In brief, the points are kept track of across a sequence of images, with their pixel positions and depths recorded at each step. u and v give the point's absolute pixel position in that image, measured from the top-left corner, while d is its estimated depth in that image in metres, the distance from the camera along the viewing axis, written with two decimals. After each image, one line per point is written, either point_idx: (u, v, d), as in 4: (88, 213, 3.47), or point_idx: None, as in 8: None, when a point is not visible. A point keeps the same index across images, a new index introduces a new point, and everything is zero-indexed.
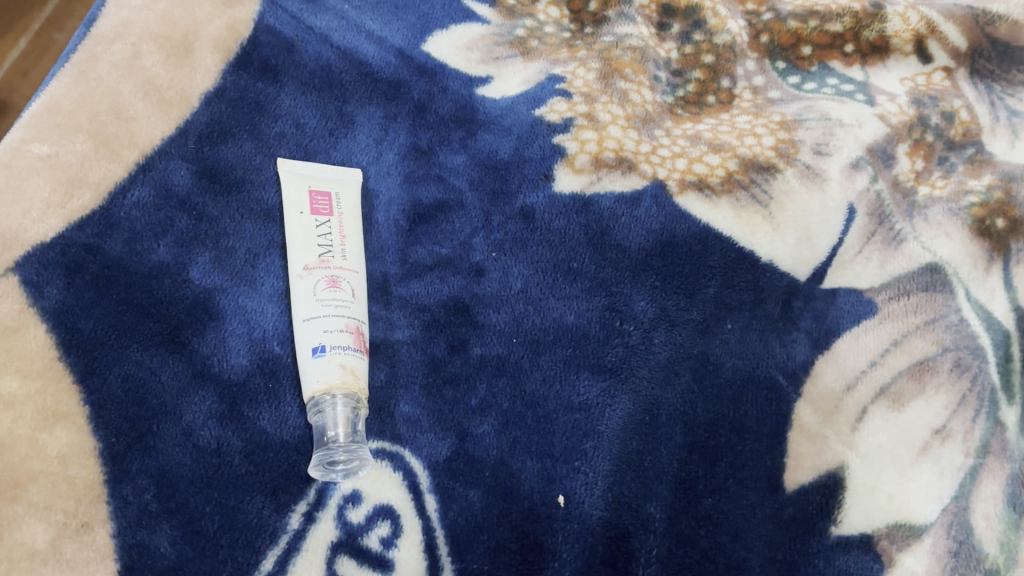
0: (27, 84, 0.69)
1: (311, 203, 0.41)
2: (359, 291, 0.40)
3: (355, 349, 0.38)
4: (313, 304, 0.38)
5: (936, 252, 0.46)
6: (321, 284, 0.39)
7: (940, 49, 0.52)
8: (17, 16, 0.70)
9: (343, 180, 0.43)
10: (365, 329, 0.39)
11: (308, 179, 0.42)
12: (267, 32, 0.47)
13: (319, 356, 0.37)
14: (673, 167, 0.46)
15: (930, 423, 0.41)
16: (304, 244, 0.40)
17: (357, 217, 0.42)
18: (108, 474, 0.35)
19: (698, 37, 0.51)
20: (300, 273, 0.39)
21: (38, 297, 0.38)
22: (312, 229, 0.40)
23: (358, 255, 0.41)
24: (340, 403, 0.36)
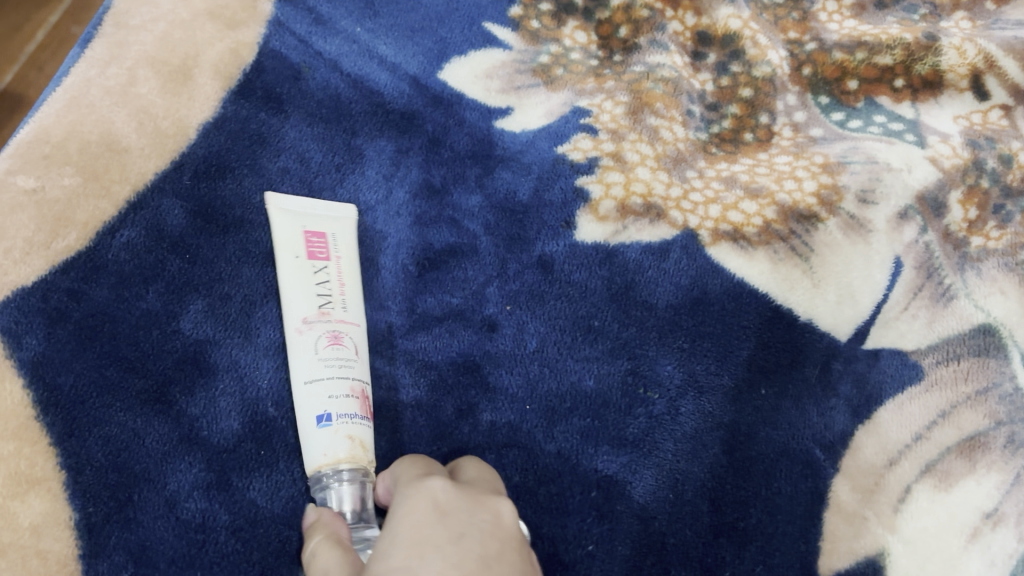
0: (43, 79, 0.60)
1: (306, 246, 0.37)
2: (361, 348, 0.36)
3: (361, 417, 0.34)
4: (315, 366, 0.34)
5: (990, 311, 0.42)
6: (323, 341, 0.35)
7: (998, 85, 0.48)
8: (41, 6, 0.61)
9: (339, 220, 0.39)
10: (368, 392, 0.36)
11: (303, 219, 0.38)
12: (271, 57, 0.44)
13: (325, 426, 0.33)
14: (705, 214, 0.43)
15: (980, 506, 0.38)
16: (302, 295, 0.36)
17: (351, 261, 0.39)
18: (83, 549, 0.32)
19: (735, 69, 0.47)
20: (298, 329, 0.35)
21: (16, 347, 0.35)
22: (309, 278, 0.37)
23: (355, 306, 0.37)
24: (346, 482, 0.33)
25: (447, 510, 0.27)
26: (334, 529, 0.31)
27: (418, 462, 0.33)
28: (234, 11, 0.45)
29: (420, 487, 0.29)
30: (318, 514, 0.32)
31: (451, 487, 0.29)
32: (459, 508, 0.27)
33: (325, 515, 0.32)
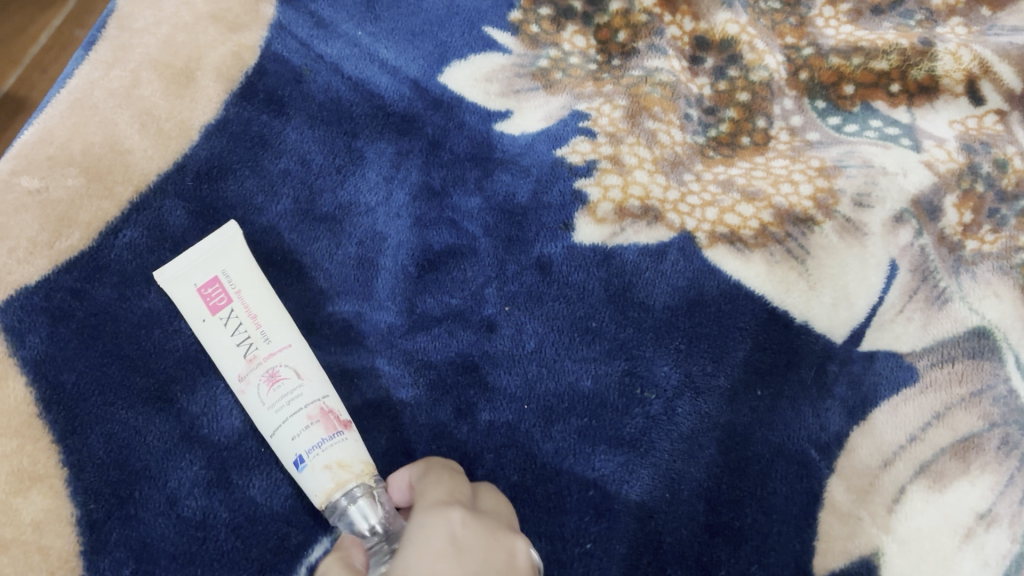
0: (46, 80, 0.60)
1: (204, 304, 0.35)
2: (303, 365, 0.34)
3: (330, 437, 0.33)
4: (269, 417, 0.33)
5: (985, 314, 0.42)
6: (263, 388, 0.34)
7: (993, 90, 0.48)
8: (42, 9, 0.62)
9: (227, 253, 0.35)
10: (331, 403, 0.34)
11: (189, 274, 0.35)
12: (273, 60, 0.44)
13: (304, 468, 0.33)
14: (702, 217, 0.43)
15: (974, 507, 0.38)
16: (227, 353, 0.35)
17: (258, 283, 0.36)
18: (84, 545, 0.33)
19: (732, 73, 0.48)
20: (240, 387, 0.34)
21: (20, 346, 0.36)
22: (223, 334, 0.34)
23: (279, 326, 0.35)
24: (359, 497, 0.32)
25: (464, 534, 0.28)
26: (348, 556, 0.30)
27: (444, 465, 0.34)
28: (237, 14, 0.45)
29: (438, 510, 0.29)
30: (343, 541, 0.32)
31: (469, 516, 0.29)
32: (477, 543, 0.27)
33: (349, 541, 0.31)
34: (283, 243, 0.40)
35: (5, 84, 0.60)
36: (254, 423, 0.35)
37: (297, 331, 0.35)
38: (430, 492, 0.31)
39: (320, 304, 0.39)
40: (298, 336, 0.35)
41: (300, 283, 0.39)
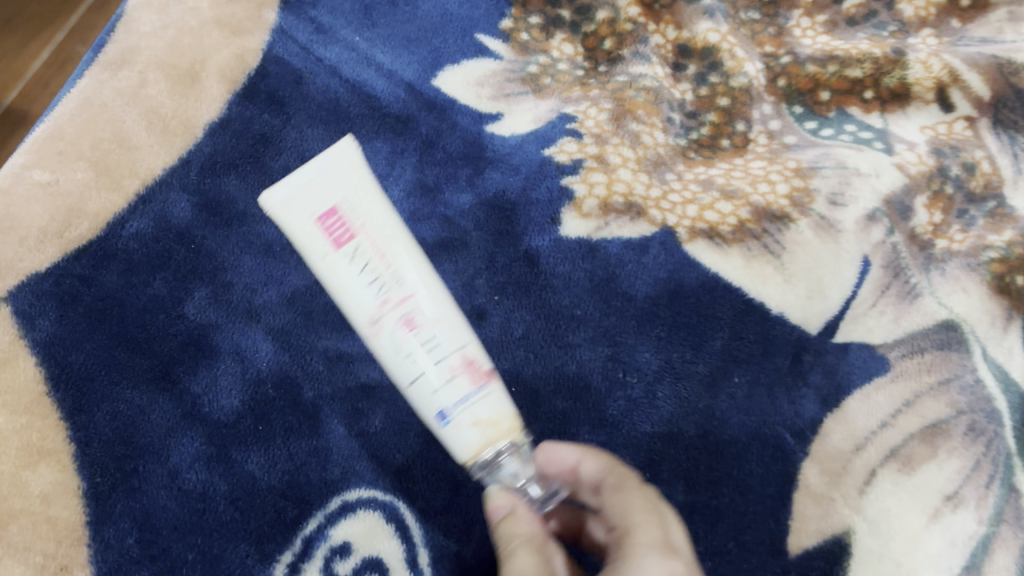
0: (46, 93, 0.71)
1: (324, 241, 0.27)
2: (444, 309, 0.28)
3: (479, 387, 0.27)
4: (407, 368, 0.27)
5: (953, 308, 0.44)
6: (401, 333, 0.27)
7: (963, 98, 0.50)
8: (42, 29, 0.72)
9: (350, 178, 0.27)
10: (474, 351, 0.28)
11: (307, 203, 0.27)
12: (275, 63, 0.46)
13: (447, 424, 0.27)
14: (683, 213, 0.45)
15: (941, 489, 0.40)
16: (355, 294, 0.27)
17: (386, 208, 0.29)
18: (90, 515, 0.34)
19: (714, 79, 0.50)
20: (371, 332, 0.27)
21: (31, 329, 0.38)
22: (348, 274, 0.27)
23: (415, 266, 0.28)
24: (510, 454, 0.27)
25: None
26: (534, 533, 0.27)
27: (636, 477, 0.31)
28: (241, 20, 0.48)
29: (661, 563, 0.26)
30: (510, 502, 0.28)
31: None
32: None
33: (525, 510, 0.28)
34: (282, 234, 0.42)
35: (7, 96, 0.69)
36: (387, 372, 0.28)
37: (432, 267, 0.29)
38: (639, 517, 0.29)
39: (317, 292, 0.41)
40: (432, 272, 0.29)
41: (298, 272, 0.41)
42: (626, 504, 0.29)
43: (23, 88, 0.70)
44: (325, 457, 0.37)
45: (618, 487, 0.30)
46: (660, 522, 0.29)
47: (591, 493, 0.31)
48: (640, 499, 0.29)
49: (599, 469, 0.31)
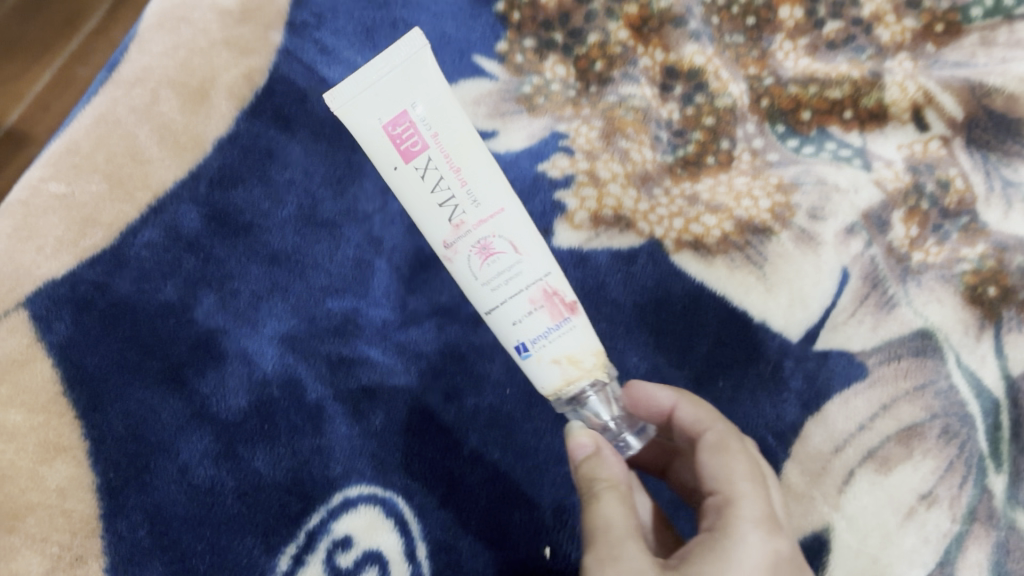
0: (47, 116, 0.77)
1: (396, 144, 0.34)
2: (519, 235, 0.35)
3: (555, 324, 0.36)
4: (488, 293, 0.35)
5: (928, 317, 0.46)
6: (475, 260, 0.35)
7: (937, 118, 0.50)
8: (44, 53, 0.78)
9: (414, 70, 0.34)
10: (552, 281, 0.36)
11: (375, 107, 0.34)
12: (281, 82, 0.48)
13: (527, 355, 0.36)
14: (670, 226, 0.48)
15: (916, 488, 0.43)
16: (430, 213, 0.35)
17: (452, 114, 0.34)
18: (104, 508, 0.36)
19: (699, 99, 0.50)
20: (447, 253, 0.35)
21: (47, 332, 0.39)
22: (422, 182, 0.35)
23: (488, 187, 0.35)
24: (595, 393, 0.36)
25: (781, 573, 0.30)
26: (618, 484, 0.32)
27: (740, 443, 0.35)
28: (248, 40, 0.48)
29: (768, 539, 0.31)
30: (596, 442, 0.34)
31: (786, 552, 0.31)
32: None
33: (609, 451, 0.34)
34: (287, 244, 0.44)
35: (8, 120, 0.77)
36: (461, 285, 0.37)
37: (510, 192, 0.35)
38: (742, 486, 0.32)
39: (320, 299, 0.43)
40: (510, 197, 0.35)
41: (303, 280, 0.43)
42: (730, 470, 0.33)
43: (25, 113, 0.77)
44: (327, 455, 0.39)
45: (722, 450, 0.34)
46: (760, 492, 0.32)
47: (679, 429, 0.38)
48: (744, 468, 0.33)
49: (695, 413, 0.37)
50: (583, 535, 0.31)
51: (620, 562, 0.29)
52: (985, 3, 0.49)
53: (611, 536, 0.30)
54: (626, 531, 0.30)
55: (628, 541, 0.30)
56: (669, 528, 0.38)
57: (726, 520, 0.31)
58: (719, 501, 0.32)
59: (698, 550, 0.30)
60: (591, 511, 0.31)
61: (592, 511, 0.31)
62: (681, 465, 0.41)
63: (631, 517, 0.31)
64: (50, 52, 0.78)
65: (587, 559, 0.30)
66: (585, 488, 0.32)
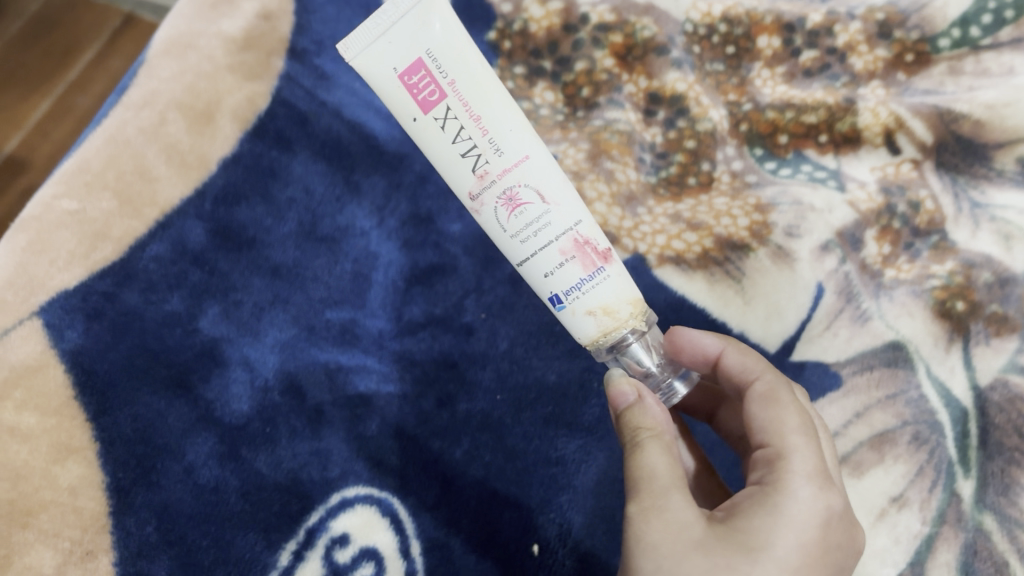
0: (45, 143, 0.80)
1: (414, 94, 0.33)
2: (545, 181, 0.34)
3: (588, 275, 0.35)
4: (518, 243, 0.35)
5: (899, 330, 0.48)
6: (503, 211, 0.34)
7: (908, 142, 0.51)
8: (43, 85, 0.82)
9: (426, 14, 0.31)
10: (582, 227, 0.35)
11: (388, 57, 0.32)
12: (283, 105, 0.50)
13: (563, 307, 0.36)
14: (653, 242, 0.51)
15: (888, 491, 0.45)
16: (454, 163, 0.34)
17: (470, 55, 0.32)
18: (113, 506, 0.38)
19: (681, 124, 0.53)
20: (473, 203, 0.34)
21: (58, 339, 0.41)
22: (442, 134, 0.33)
23: (512, 134, 0.33)
24: (635, 341, 0.37)
25: (829, 525, 0.32)
26: (661, 433, 0.34)
27: (789, 394, 0.36)
28: (252, 65, 0.51)
29: (818, 494, 0.32)
30: (638, 390, 0.36)
31: (835, 503, 0.33)
32: (833, 535, 0.32)
33: (650, 399, 0.36)
34: (288, 258, 0.46)
35: (9, 146, 0.79)
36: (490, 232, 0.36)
37: (534, 134, 0.34)
38: (793, 439, 0.34)
39: (319, 310, 0.45)
40: (535, 140, 0.34)
41: (303, 292, 0.46)
42: (782, 423, 0.34)
43: (25, 140, 0.80)
44: (325, 458, 0.42)
45: (774, 402, 0.35)
46: (810, 445, 0.34)
47: (724, 375, 0.40)
48: (795, 420, 0.34)
49: (741, 361, 0.39)
50: (627, 481, 0.33)
51: (664, 513, 0.31)
52: (953, 36, 0.50)
53: (655, 486, 0.32)
54: (670, 482, 0.32)
55: (672, 491, 0.32)
56: (712, 475, 0.42)
57: (776, 474, 0.33)
58: (769, 454, 0.34)
59: (749, 503, 0.32)
60: (635, 459, 0.33)
61: (636, 458, 0.33)
62: (725, 412, 0.44)
63: (676, 468, 0.33)
64: (50, 81, 0.82)
65: (630, 506, 0.32)
66: (628, 436, 0.34)
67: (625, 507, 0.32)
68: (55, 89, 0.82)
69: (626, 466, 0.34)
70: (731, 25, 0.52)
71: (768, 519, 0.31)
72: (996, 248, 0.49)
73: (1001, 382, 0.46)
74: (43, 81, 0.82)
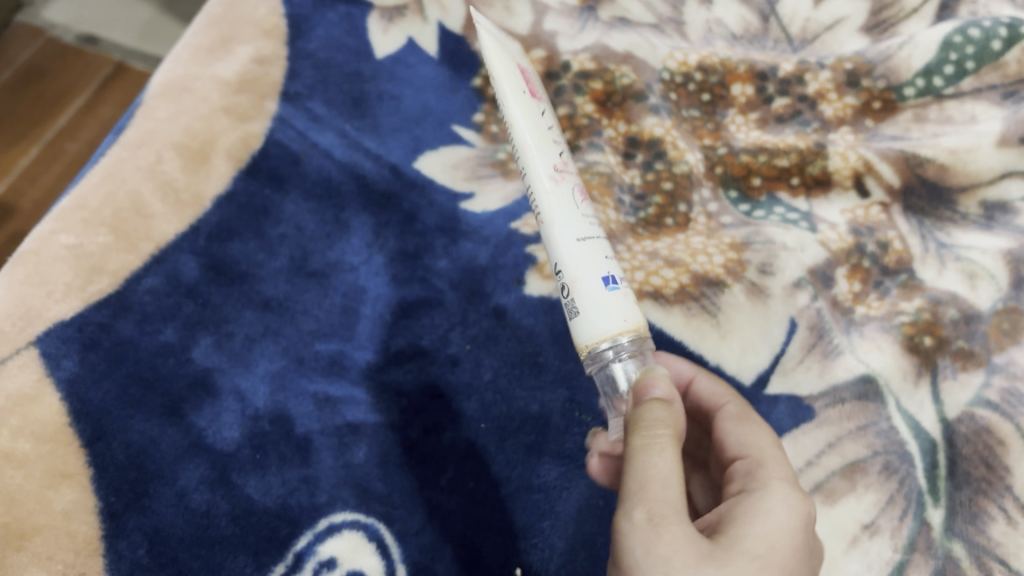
0: (31, 189, 0.81)
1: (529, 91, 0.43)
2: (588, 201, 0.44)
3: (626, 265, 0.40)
4: (587, 220, 0.39)
5: (869, 364, 0.49)
6: (577, 194, 0.40)
7: (876, 185, 0.53)
8: (33, 132, 0.83)
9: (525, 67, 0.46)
10: None
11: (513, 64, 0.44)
12: (275, 146, 0.52)
13: (611, 288, 0.37)
14: (633, 277, 0.51)
15: (860, 518, 0.45)
16: (546, 143, 0.41)
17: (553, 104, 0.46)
18: (105, 529, 0.39)
19: (659, 166, 0.55)
20: (555, 176, 0.40)
21: (55, 368, 0.42)
22: (543, 123, 0.42)
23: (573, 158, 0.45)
24: (627, 358, 0.36)
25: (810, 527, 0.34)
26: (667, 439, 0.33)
27: (756, 419, 0.39)
28: (246, 107, 0.53)
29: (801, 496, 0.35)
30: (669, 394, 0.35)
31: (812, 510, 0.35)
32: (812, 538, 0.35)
33: (669, 411, 0.34)
34: (280, 292, 0.48)
35: None
36: (552, 213, 0.39)
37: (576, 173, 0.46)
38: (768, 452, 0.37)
39: (309, 341, 0.47)
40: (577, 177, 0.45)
41: (293, 324, 0.47)
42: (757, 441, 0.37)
43: (12, 185, 0.81)
44: (314, 485, 0.43)
45: (745, 424, 0.39)
46: (784, 458, 0.37)
47: (694, 400, 0.43)
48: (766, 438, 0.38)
49: (713, 387, 0.42)
50: (630, 484, 0.33)
51: (674, 521, 0.31)
52: (918, 85, 0.54)
53: (665, 492, 0.32)
54: (678, 492, 0.32)
55: (679, 500, 0.32)
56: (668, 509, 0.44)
57: (760, 479, 0.35)
58: (749, 465, 0.36)
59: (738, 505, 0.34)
60: (643, 462, 0.33)
61: (642, 459, 0.33)
62: None
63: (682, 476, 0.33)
64: (38, 128, 0.84)
65: (636, 510, 0.32)
66: (635, 438, 0.33)
67: (627, 513, 0.32)
68: (44, 135, 0.83)
69: (627, 469, 0.33)
70: (706, 74, 0.56)
71: (762, 516, 0.33)
72: (961, 287, 0.50)
73: (968, 415, 0.46)
74: (30, 128, 0.83)
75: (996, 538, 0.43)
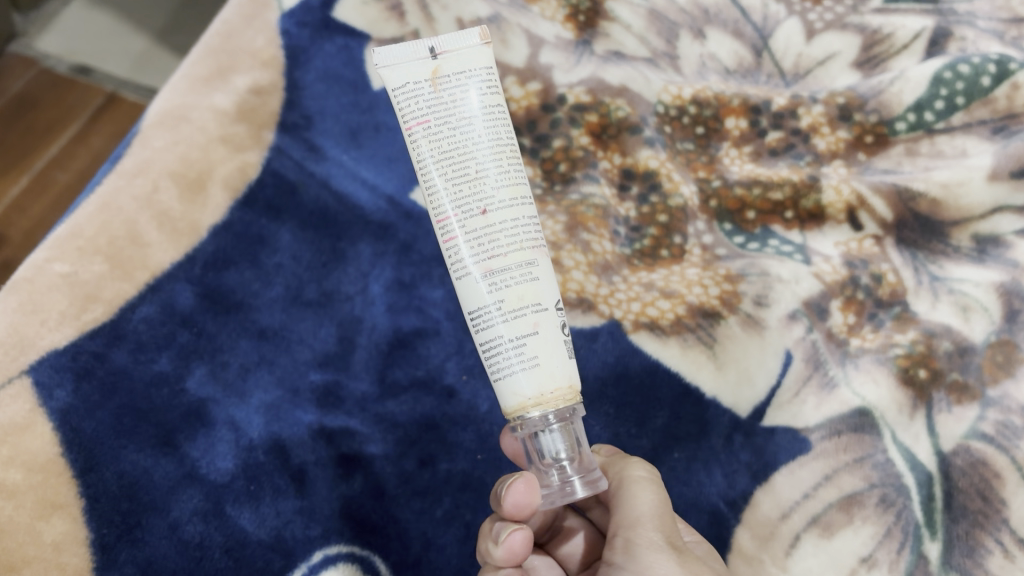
0: (22, 219, 0.80)
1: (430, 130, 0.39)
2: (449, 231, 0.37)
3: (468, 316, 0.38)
4: None
5: (864, 397, 0.48)
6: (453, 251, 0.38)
7: (870, 219, 0.53)
8: (21, 162, 0.83)
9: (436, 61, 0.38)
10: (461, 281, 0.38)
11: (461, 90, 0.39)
12: (272, 175, 0.52)
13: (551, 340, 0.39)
14: (628, 308, 0.51)
15: (857, 552, 0.45)
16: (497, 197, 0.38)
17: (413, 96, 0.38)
18: (97, 562, 0.40)
19: (653, 199, 0.54)
20: None
21: (48, 398, 0.42)
22: None
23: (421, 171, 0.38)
24: (556, 428, 0.37)
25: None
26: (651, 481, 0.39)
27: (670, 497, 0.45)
28: (243, 137, 0.53)
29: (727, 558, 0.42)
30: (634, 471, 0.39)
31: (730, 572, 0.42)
32: None
33: (636, 463, 0.40)
34: (275, 321, 0.48)
35: None
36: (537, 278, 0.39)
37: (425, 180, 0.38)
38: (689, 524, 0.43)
39: (304, 371, 0.47)
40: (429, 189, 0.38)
41: (289, 354, 0.47)
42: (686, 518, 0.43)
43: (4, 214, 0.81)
44: (309, 516, 0.43)
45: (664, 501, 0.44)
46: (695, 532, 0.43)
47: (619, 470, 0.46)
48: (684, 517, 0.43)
49: None
50: (640, 509, 0.36)
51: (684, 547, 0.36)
52: (909, 119, 0.55)
53: (670, 521, 0.37)
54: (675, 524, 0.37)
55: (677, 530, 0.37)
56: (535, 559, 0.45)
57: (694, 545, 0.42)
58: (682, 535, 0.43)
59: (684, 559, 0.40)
60: (650, 491, 0.37)
61: (646, 490, 0.37)
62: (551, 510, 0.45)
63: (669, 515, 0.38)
64: (28, 158, 0.83)
65: (653, 532, 0.35)
66: (634, 475, 0.38)
67: (649, 528, 0.35)
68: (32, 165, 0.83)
69: (626, 497, 0.37)
70: (700, 107, 0.56)
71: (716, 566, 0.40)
72: (955, 319, 0.50)
73: (963, 447, 0.47)
74: (21, 158, 0.83)
75: (994, 571, 0.44)
